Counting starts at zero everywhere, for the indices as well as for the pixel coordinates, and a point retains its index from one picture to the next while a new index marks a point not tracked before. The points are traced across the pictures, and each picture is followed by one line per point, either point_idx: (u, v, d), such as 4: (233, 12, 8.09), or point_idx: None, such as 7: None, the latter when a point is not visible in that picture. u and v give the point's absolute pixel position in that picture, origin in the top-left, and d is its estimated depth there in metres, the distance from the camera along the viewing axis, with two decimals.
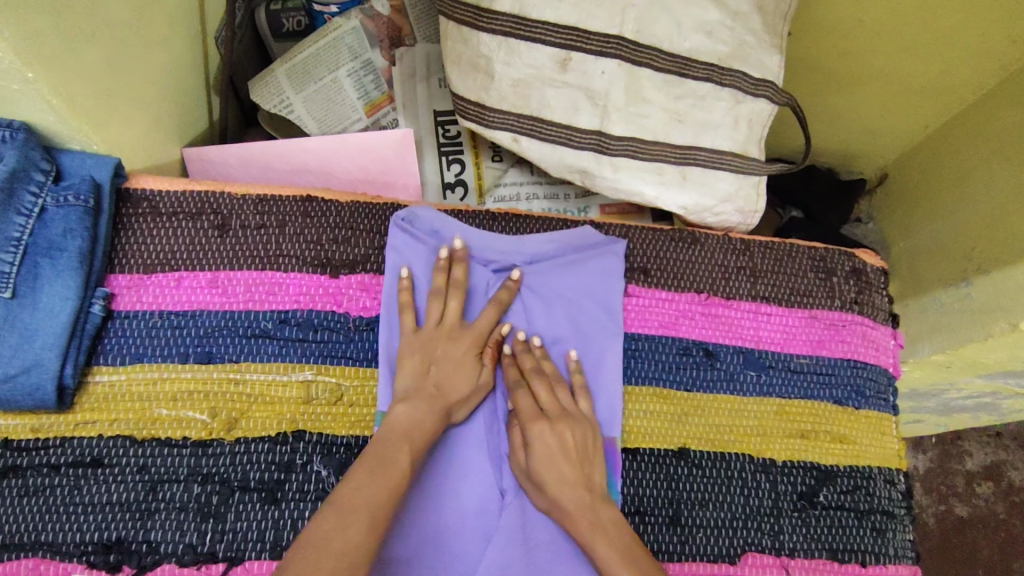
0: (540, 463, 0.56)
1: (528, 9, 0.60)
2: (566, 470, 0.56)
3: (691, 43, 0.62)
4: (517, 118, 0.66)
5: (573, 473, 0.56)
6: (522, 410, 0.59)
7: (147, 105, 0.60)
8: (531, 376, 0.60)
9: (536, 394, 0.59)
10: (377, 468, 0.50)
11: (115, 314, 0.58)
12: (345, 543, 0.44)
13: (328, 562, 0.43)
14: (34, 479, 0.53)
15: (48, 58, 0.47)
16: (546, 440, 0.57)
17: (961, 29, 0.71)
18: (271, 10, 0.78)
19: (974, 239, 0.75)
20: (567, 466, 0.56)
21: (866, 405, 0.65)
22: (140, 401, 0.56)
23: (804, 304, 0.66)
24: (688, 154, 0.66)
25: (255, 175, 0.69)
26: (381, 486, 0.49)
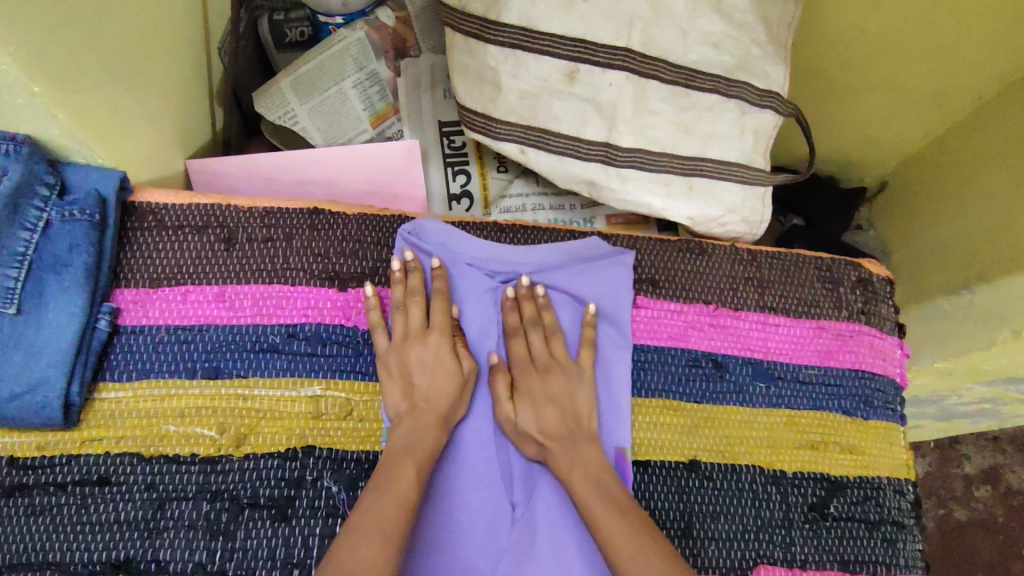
0: (532, 411, 0.60)
1: (536, 21, 0.60)
2: (553, 413, 0.60)
3: (697, 55, 0.63)
4: (525, 129, 0.65)
5: (560, 416, 0.60)
6: (515, 357, 0.62)
7: (152, 118, 0.60)
8: (528, 326, 0.63)
9: (531, 345, 0.63)
10: (383, 488, 0.51)
11: (121, 329, 0.57)
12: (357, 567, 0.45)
13: None
14: (40, 498, 0.53)
15: (53, 71, 0.46)
16: (539, 386, 0.61)
17: (962, 39, 0.71)
18: (273, 20, 0.78)
19: (976, 246, 0.76)
20: (551, 410, 0.60)
21: (874, 416, 0.65)
22: (146, 418, 0.55)
23: (811, 314, 0.66)
24: (695, 165, 0.66)
25: (260, 187, 0.69)
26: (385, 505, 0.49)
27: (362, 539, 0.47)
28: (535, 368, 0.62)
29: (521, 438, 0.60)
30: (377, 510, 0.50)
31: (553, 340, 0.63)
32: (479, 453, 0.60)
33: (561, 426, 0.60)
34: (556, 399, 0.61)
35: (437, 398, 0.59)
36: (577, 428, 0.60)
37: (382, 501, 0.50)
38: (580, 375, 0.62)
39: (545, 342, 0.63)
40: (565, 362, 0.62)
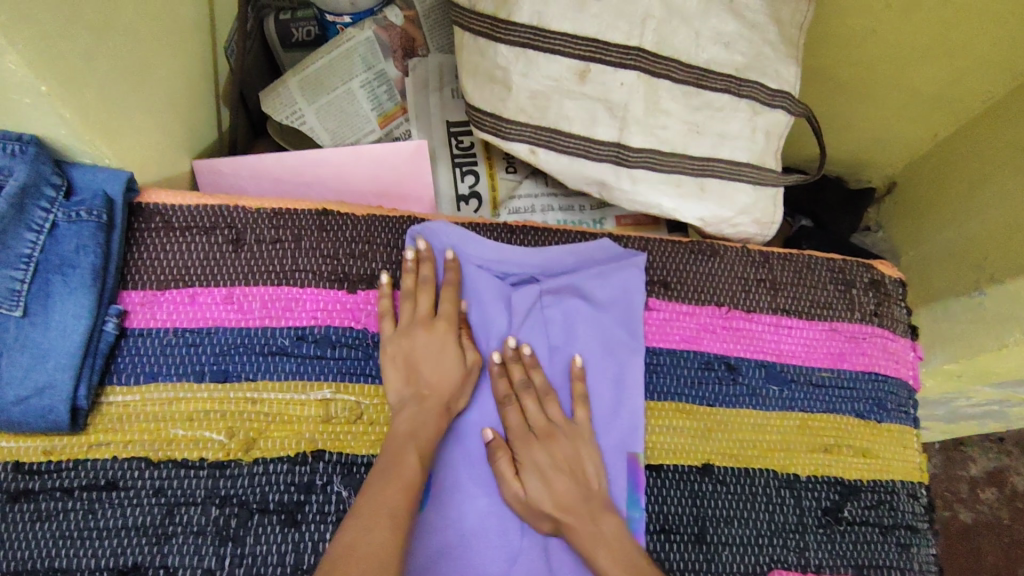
0: (540, 484, 0.56)
1: (547, 21, 0.59)
2: (564, 483, 0.56)
3: (709, 54, 0.62)
4: (535, 129, 0.65)
5: (572, 486, 0.56)
6: (512, 428, 0.58)
7: (158, 118, 0.59)
8: (522, 391, 0.59)
9: (525, 410, 0.59)
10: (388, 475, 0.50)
11: (128, 332, 0.56)
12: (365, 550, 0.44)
13: None
14: (46, 504, 0.52)
15: (59, 70, 0.46)
16: (546, 458, 0.57)
17: (974, 40, 0.71)
18: (279, 19, 0.78)
19: (987, 248, 0.75)
20: (563, 480, 0.56)
21: (887, 418, 0.65)
22: (154, 421, 0.55)
23: (824, 316, 0.66)
24: (707, 165, 0.65)
25: (267, 188, 0.68)
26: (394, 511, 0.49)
27: (371, 521, 0.46)
28: (540, 437, 0.58)
29: (533, 514, 0.56)
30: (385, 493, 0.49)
31: (549, 401, 0.59)
32: (481, 443, 0.59)
33: (572, 496, 0.56)
34: (561, 465, 0.57)
35: (440, 387, 0.57)
36: (589, 496, 0.56)
37: (388, 486, 0.49)
38: (582, 434, 0.58)
39: (548, 408, 0.59)
40: (564, 423, 0.59)
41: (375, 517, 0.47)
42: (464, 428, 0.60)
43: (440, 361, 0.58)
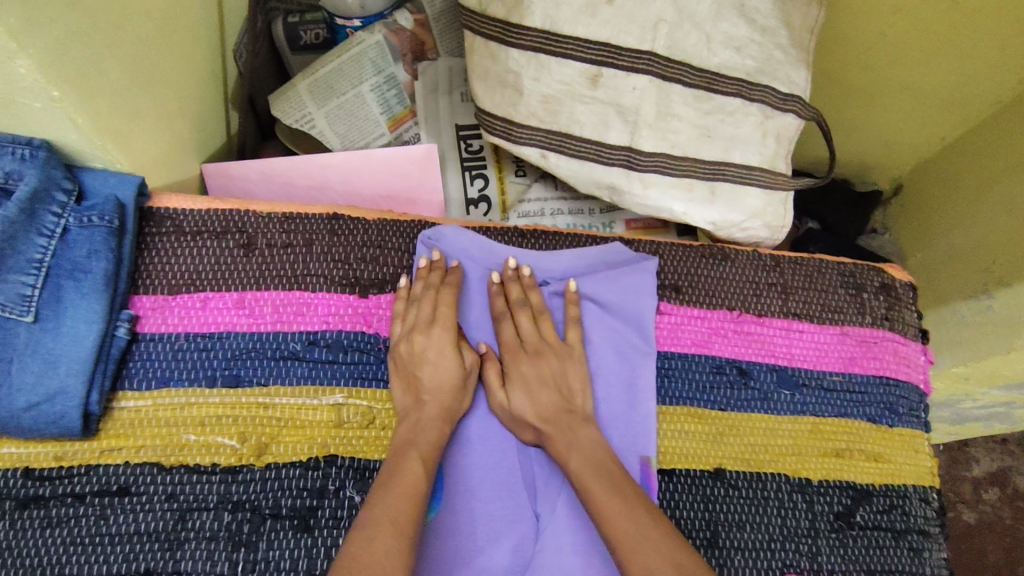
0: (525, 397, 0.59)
1: (559, 25, 0.59)
2: (549, 396, 0.59)
3: (720, 58, 0.62)
4: (546, 133, 0.65)
5: (554, 396, 0.59)
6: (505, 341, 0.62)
7: (169, 122, 0.59)
8: (515, 308, 0.62)
9: (519, 325, 0.62)
10: (391, 482, 0.50)
11: (140, 337, 0.56)
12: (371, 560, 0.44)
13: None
14: (57, 510, 0.52)
15: (71, 75, 0.45)
16: (531, 367, 0.60)
17: (981, 44, 0.71)
18: (288, 22, 0.77)
19: (995, 250, 0.75)
20: (547, 392, 0.59)
21: (899, 423, 0.65)
22: (166, 427, 0.54)
23: (835, 321, 0.66)
24: (718, 170, 0.65)
25: (277, 191, 0.68)
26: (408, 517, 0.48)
27: (374, 531, 0.46)
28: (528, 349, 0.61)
29: (520, 425, 0.59)
30: (389, 500, 0.48)
31: (541, 318, 0.62)
32: (487, 445, 0.60)
33: (557, 407, 0.59)
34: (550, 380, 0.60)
35: (440, 387, 0.57)
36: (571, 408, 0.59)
37: (395, 494, 0.49)
38: (572, 353, 0.61)
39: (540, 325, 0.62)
40: (554, 340, 0.61)
41: (379, 525, 0.47)
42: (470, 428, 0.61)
43: (442, 360, 0.58)
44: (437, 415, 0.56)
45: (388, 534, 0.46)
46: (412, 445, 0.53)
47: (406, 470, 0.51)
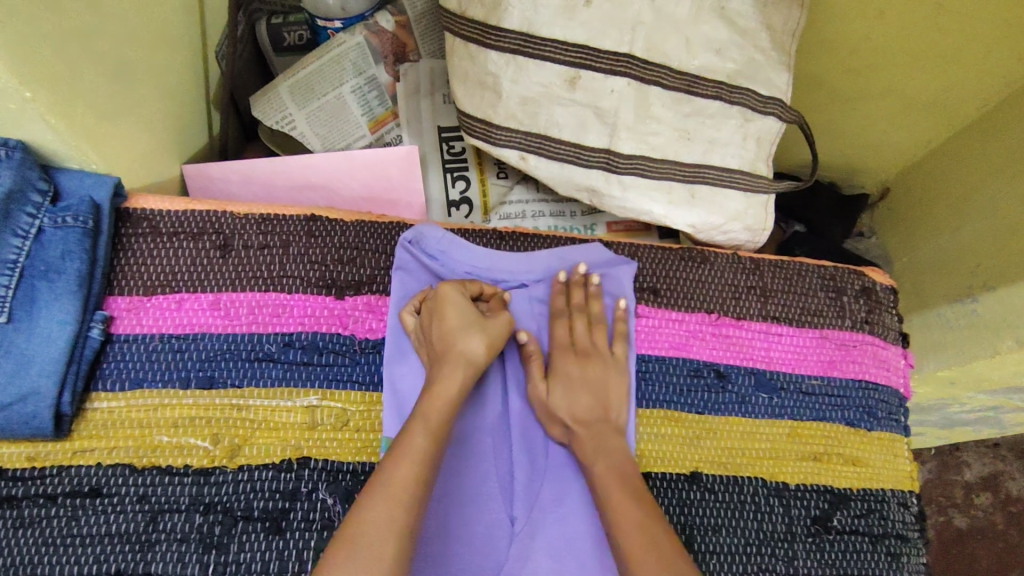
0: (566, 395, 0.60)
1: (537, 27, 0.59)
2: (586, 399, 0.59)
3: (700, 61, 0.61)
4: (526, 136, 0.65)
5: (595, 403, 0.59)
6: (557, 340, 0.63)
7: (147, 124, 0.59)
8: (575, 312, 0.63)
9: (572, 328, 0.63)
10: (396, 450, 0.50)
11: (114, 337, 0.56)
12: (369, 537, 0.45)
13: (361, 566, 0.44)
14: (29, 510, 0.52)
15: (46, 77, 0.45)
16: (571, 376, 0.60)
17: (966, 49, 0.71)
18: (271, 23, 0.78)
19: (980, 254, 0.74)
20: (586, 396, 0.59)
21: (878, 427, 0.65)
22: (139, 428, 0.54)
23: (814, 324, 0.65)
24: (697, 171, 0.65)
25: (257, 192, 0.68)
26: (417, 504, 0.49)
27: (369, 503, 0.47)
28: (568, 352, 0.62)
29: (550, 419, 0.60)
30: (394, 468, 0.49)
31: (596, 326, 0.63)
32: (465, 450, 0.58)
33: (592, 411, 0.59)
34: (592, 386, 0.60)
35: (463, 347, 0.57)
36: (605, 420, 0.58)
37: (401, 461, 0.49)
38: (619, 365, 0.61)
39: (584, 329, 0.62)
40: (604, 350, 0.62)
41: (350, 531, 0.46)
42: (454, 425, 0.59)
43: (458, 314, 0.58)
44: (460, 373, 0.56)
45: (384, 502, 0.47)
46: (420, 415, 0.53)
47: (410, 432, 0.51)
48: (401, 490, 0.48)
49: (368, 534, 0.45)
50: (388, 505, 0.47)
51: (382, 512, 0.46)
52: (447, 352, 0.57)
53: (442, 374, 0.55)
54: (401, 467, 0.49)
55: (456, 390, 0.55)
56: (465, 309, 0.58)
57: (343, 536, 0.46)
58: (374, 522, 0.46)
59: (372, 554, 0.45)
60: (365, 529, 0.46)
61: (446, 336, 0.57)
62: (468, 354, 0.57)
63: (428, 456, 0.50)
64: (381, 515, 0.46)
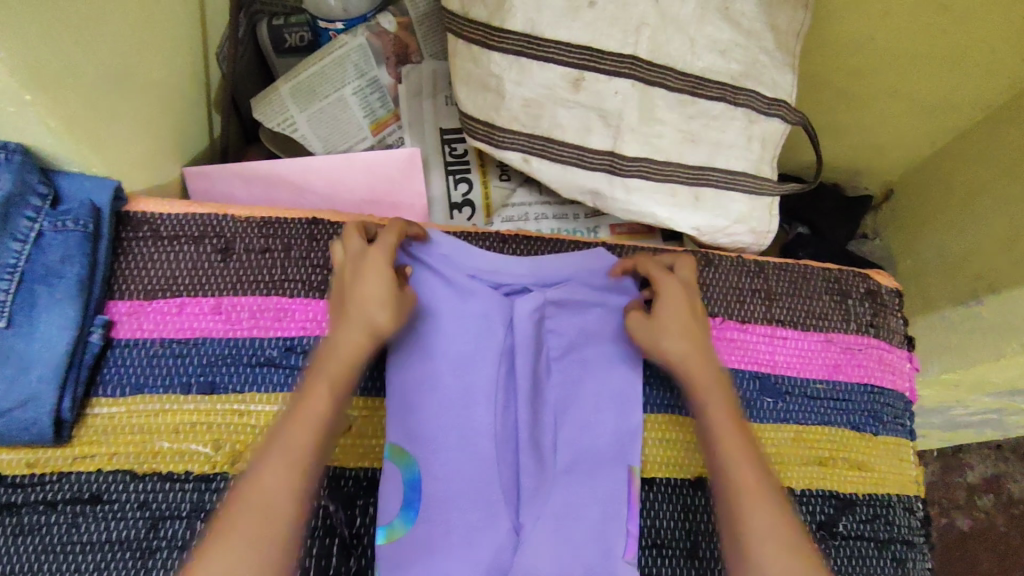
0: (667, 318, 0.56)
1: (540, 29, 0.58)
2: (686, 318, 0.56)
3: (704, 62, 0.61)
4: (529, 138, 0.64)
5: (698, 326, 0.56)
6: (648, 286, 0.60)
7: (147, 126, 0.58)
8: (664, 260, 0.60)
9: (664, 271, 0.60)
10: (292, 417, 0.47)
11: (114, 342, 0.56)
12: (259, 503, 0.43)
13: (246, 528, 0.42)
14: (29, 517, 0.51)
15: (46, 79, 0.45)
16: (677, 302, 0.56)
17: (971, 49, 0.70)
18: (272, 25, 0.77)
19: (984, 256, 0.74)
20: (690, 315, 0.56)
21: (884, 431, 0.64)
22: (140, 434, 0.54)
23: (819, 327, 0.65)
24: (701, 174, 0.65)
25: (257, 195, 0.67)
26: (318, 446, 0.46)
27: (265, 473, 0.44)
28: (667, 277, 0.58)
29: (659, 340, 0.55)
30: (292, 433, 0.46)
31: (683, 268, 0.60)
32: (462, 455, 0.54)
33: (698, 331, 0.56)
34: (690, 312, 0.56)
35: (373, 315, 0.50)
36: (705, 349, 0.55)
37: (298, 427, 0.46)
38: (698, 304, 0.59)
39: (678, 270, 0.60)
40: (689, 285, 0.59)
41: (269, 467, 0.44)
42: (451, 429, 0.54)
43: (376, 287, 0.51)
44: (360, 338, 0.50)
45: (282, 471, 0.44)
46: (321, 368, 0.49)
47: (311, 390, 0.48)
48: (300, 452, 0.45)
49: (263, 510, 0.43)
50: (284, 466, 0.44)
51: (281, 479, 0.44)
52: (350, 310, 0.51)
53: (343, 331, 0.50)
54: (297, 431, 0.46)
55: (352, 359, 0.50)
56: (392, 274, 0.52)
57: (238, 505, 0.43)
58: (267, 485, 0.44)
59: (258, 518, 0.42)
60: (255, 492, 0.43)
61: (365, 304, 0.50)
62: (371, 320, 0.50)
63: (328, 416, 0.47)
64: (276, 480, 0.44)
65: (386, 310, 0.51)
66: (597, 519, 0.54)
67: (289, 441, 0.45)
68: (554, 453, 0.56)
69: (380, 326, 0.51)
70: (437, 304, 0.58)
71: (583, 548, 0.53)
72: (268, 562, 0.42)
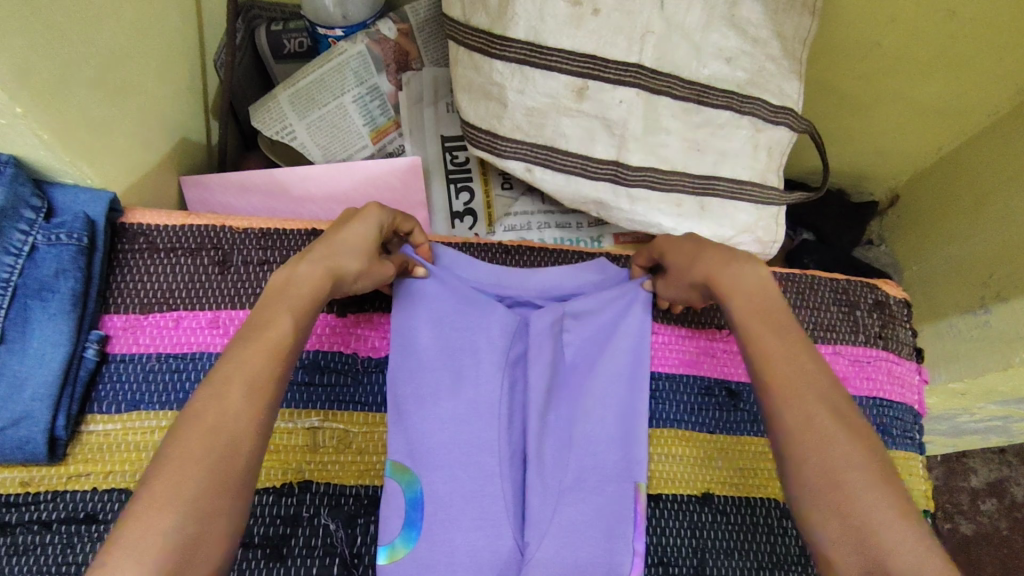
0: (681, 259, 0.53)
1: (544, 37, 0.57)
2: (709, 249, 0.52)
3: (710, 70, 0.60)
4: (531, 147, 0.63)
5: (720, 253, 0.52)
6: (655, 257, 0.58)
7: (142, 135, 0.57)
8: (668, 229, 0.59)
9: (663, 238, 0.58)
10: (251, 335, 0.41)
11: (110, 357, 0.55)
12: (211, 426, 0.36)
13: (197, 452, 0.35)
14: (23, 538, 0.50)
15: (38, 91, 0.44)
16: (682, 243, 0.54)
17: (981, 54, 0.69)
18: (271, 30, 0.76)
19: (992, 264, 0.73)
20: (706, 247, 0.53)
21: (892, 445, 0.63)
22: (136, 451, 0.53)
23: (826, 339, 0.64)
24: (706, 183, 0.64)
25: (257, 206, 0.66)
26: (276, 369, 0.40)
27: (223, 387, 0.38)
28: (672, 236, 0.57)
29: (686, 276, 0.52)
30: (244, 355, 0.40)
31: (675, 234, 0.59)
32: (468, 473, 0.52)
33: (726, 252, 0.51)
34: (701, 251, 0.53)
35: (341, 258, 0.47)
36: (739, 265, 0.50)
37: (254, 349, 0.40)
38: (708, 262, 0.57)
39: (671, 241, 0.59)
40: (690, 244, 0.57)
41: (229, 384, 0.38)
42: (454, 445, 0.53)
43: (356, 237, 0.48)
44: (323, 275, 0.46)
45: (241, 392, 0.38)
46: (281, 296, 0.44)
47: (271, 319, 0.42)
48: (261, 376, 0.39)
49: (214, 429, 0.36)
50: (246, 391, 0.38)
51: (239, 399, 0.38)
52: (316, 249, 0.47)
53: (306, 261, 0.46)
54: (254, 354, 0.40)
55: (314, 293, 0.45)
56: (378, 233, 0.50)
57: (186, 423, 0.36)
58: (227, 406, 0.37)
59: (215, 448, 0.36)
60: (211, 417, 0.37)
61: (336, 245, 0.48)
62: (338, 264, 0.47)
63: (292, 346, 0.42)
64: (235, 404, 0.38)
65: (355, 260, 0.48)
66: (606, 536, 0.53)
67: (247, 365, 0.39)
68: (561, 468, 0.54)
69: (347, 273, 0.47)
70: (439, 314, 0.57)
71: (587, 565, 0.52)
72: (229, 482, 0.36)
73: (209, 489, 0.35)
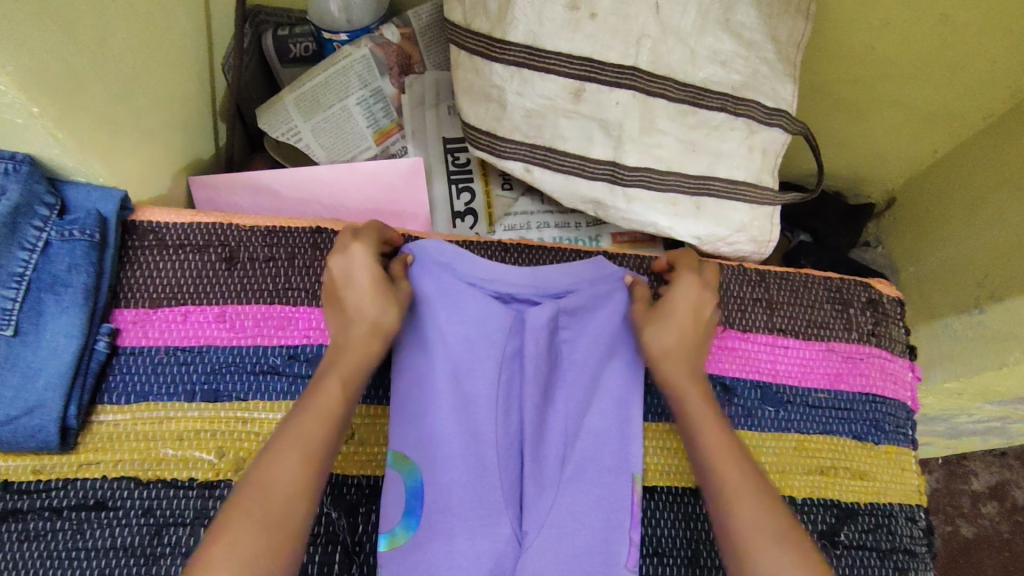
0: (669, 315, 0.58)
1: (542, 40, 0.59)
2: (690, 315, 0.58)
3: (705, 73, 0.62)
4: (530, 148, 0.65)
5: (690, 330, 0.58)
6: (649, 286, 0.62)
7: (153, 136, 0.59)
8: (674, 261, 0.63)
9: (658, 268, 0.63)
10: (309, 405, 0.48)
11: (119, 350, 0.57)
12: (275, 486, 0.44)
13: (260, 508, 0.42)
14: (34, 524, 0.52)
15: (54, 91, 0.46)
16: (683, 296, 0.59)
17: (970, 59, 0.70)
18: (278, 36, 0.78)
19: (986, 265, 0.74)
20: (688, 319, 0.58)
21: (885, 440, 0.64)
22: (143, 441, 0.55)
23: (820, 336, 0.65)
24: (701, 183, 0.65)
25: (263, 205, 0.68)
26: (325, 435, 0.47)
27: (283, 454, 0.45)
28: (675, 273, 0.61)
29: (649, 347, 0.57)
30: (308, 423, 0.47)
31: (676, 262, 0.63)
32: (466, 465, 0.53)
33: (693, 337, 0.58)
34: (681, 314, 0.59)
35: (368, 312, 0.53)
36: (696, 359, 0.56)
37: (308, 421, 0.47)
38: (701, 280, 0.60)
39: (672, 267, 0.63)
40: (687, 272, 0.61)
41: (285, 447, 0.46)
42: (455, 437, 0.54)
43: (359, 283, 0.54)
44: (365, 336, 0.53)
45: (295, 456, 0.45)
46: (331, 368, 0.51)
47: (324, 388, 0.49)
48: (313, 438, 0.46)
49: (276, 493, 0.43)
50: (298, 453, 0.45)
51: (293, 463, 0.45)
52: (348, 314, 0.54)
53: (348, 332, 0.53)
54: (310, 419, 0.47)
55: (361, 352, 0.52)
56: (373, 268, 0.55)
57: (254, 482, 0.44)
58: (283, 470, 0.44)
59: (275, 509, 0.43)
60: (274, 479, 0.44)
61: (353, 302, 0.54)
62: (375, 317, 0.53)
63: (344, 412, 0.49)
64: (289, 468, 0.44)
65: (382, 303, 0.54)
66: (602, 525, 0.54)
67: (306, 431, 0.47)
68: (557, 459, 0.56)
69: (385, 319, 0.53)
70: (441, 311, 0.58)
71: (583, 553, 0.52)
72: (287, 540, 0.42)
73: (270, 546, 0.42)
